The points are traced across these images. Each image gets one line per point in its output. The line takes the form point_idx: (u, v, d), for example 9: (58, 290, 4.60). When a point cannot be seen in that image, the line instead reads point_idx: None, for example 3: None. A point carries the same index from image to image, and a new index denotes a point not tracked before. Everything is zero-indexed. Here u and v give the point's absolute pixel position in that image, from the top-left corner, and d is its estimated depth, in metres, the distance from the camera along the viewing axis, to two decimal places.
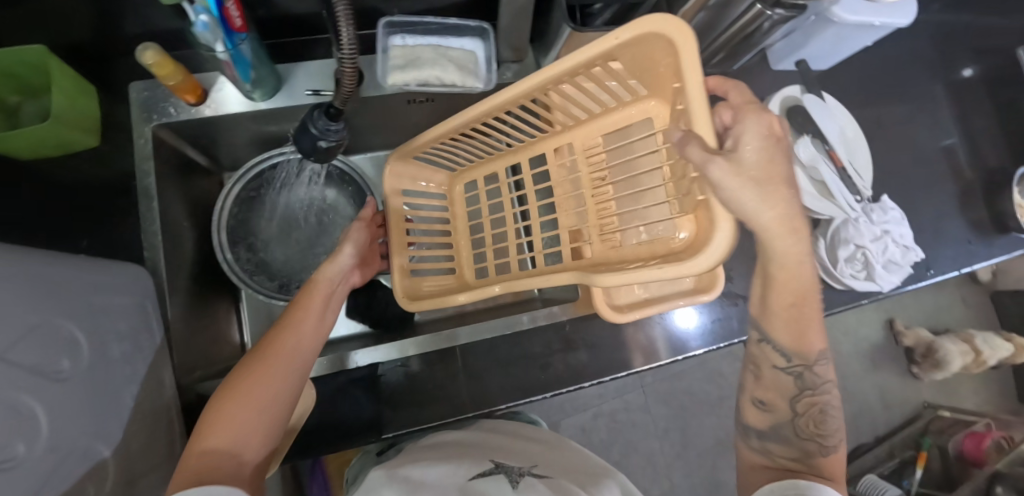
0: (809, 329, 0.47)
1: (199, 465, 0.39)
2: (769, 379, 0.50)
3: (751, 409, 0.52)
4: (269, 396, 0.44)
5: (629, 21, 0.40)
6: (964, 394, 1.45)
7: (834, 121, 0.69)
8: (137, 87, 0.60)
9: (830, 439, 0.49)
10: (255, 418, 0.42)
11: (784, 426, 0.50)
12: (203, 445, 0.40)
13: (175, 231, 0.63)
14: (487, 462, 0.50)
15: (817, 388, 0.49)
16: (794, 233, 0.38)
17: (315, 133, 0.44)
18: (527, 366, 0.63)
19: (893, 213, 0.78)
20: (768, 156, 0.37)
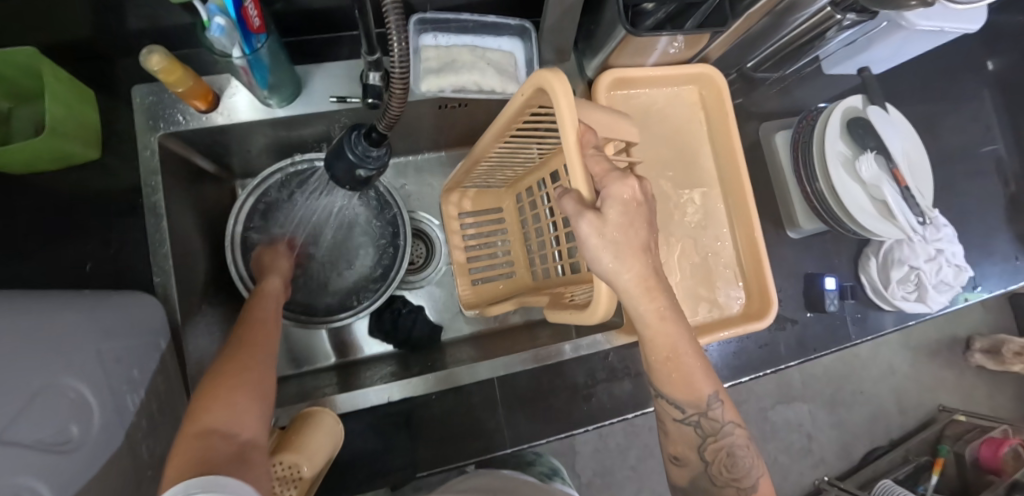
0: (695, 377, 0.36)
1: (197, 449, 0.34)
2: (673, 433, 0.38)
3: (670, 468, 0.40)
4: (256, 387, 0.41)
5: (529, 77, 0.38)
6: (979, 397, 1.44)
7: (897, 134, 0.65)
8: (141, 91, 0.54)
9: (746, 481, 0.37)
10: (248, 405, 0.39)
11: (700, 480, 0.38)
12: (200, 426, 0.36)
13: (187, 251, 0.58)
14: None
15: (720, 432, 0.37)
16: (651, 296, 0.34)
17: (353, 161, 0.37)
18: (569, 397, 0.59)
19: (945, 230, 0.71)
20: (632, 217, 0.33)
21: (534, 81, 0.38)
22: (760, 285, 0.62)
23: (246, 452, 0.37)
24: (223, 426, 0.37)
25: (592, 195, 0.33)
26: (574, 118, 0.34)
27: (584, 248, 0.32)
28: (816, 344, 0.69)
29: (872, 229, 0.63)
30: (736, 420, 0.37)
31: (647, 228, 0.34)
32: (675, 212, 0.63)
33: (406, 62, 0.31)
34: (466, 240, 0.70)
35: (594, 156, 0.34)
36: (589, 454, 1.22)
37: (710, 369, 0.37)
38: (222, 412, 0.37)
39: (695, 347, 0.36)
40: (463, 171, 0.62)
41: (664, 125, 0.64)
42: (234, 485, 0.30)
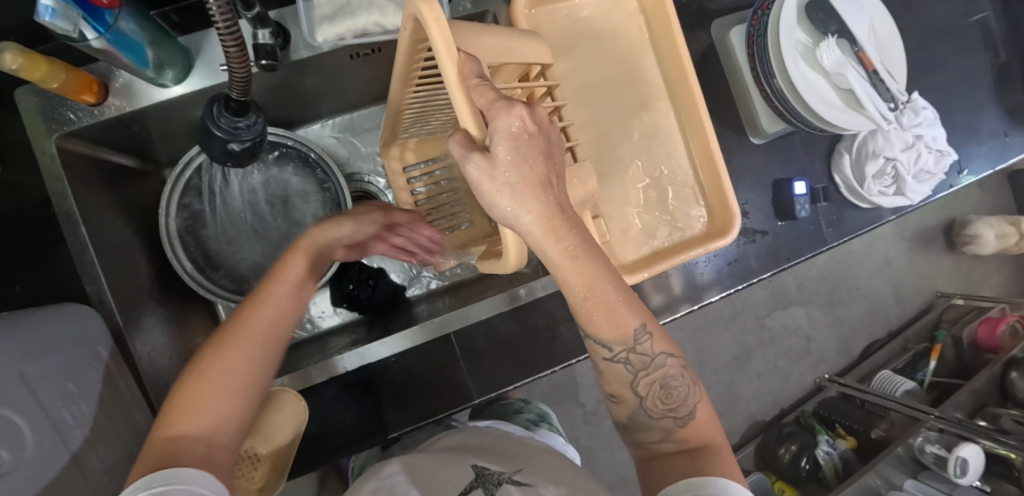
0: (618, 312, 0.35)
1: (164, 458, 0.32)
2: (606, 373, 0.38)
3: (611, 406, 0.40)
4: (240, 380, 0.37)
5: (402, 9, 0.34)
6: (978, 279, 1.43)
7: (861, 13, 0.59)
8: (24, 94, 0.49)
9: (683, 409, 0.37)
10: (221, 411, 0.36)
11: (637, 414, 0.38)
12: (168, 433, 0.33)
13: (123, 255, 0.56)
14: (469, 468, 0.44)
15: (651, 365, 0.37)
16: (557, 236, 0.31)
17: (222, 137, 0.34)
18: (532, 341, 0.58)
19: (926, 113, 0.67)
20: (527, 151, 0.29)
21: (409, 11, 0.33)
22: (720, 202, 0.58)
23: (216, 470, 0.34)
24: (189, 435, 0.34)
25: (480, 132, 0.29)
26: (451, 48, 0.29)
27: (477, 192, 0.29)
28: (788, 253, 0.66)
29: (838, 123, 0.58)
30: (668, 350, 0.37)
31: (543, 161, 0.30)
32: (625, 132, 0.59)
33: (230, 17, 0.27)
34: (416, 196, 0.67)
35: (479, 86, 0.29)
36: (591, 384, 1.25)
37: (636, 302, 0.36)
38: (202, 417, 0.35)
39: (614, 281, 0.34)
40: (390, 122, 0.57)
41: (600, 41, 0.58)
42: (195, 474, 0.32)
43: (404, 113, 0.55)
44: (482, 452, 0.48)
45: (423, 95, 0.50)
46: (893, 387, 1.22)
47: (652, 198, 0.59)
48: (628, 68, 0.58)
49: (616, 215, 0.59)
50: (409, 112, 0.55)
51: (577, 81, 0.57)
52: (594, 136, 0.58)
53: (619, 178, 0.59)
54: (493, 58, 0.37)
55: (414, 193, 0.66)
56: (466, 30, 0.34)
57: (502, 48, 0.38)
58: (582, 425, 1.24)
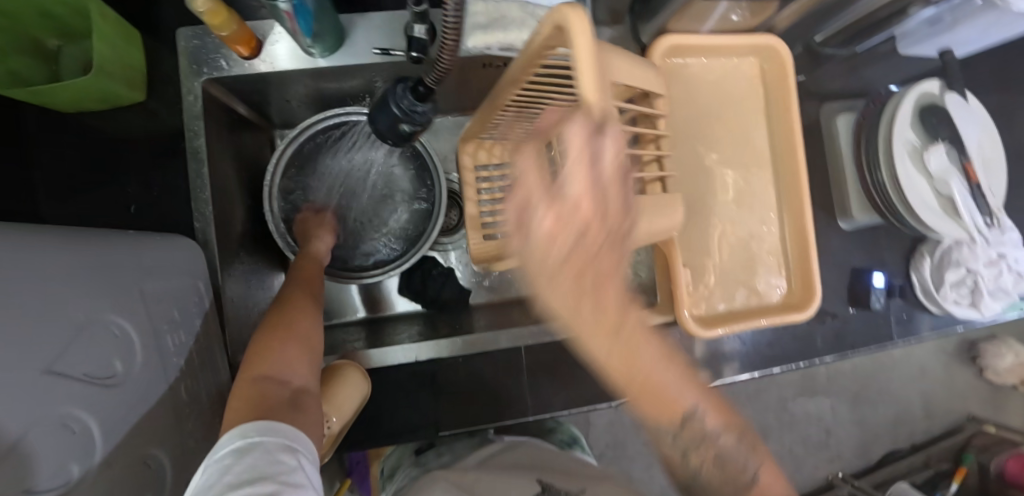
0: (670, 392, 0.35)
1: (252, 392, 0.40)
2: (654, 436, 0.38)
3: (665, 465, 0.41)
4: (304, 339, 0.46)
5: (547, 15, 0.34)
6: (1010, 410, 1.39)
7: (975, 126, 0.60)
8: (185, 34, 0.53)
9: (744, 477, 0.37)
10: (296, 361, 0.44)
11: (692, 478, 0.38)
12: (255, 375, 0.41)
13: (227, 201, 0.59)
14: (535, 482, 0.45)
15: (702, 441, 0.37)
16: (581, 311, 0.30)
17: (398, 116, 0.37)
18: (595, 370, 0.58)
19: (1012, 235, 0.66)
20: (562, 228, 0.28)
21: (551, 17, 0.34)
22: (805, 277, 0.59)
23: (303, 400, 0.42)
24: (275, 374, 0.42)
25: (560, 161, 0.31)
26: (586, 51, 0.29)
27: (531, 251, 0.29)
28: (855, 341, 0.66)
29: (934, 227, 0.59)
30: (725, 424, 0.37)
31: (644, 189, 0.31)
32: (724, 191, 0.60)
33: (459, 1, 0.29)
34: (481, 194, 0.67)
35: (597, 98, 0.29)
36: (603, 428, 1.23)
37: (693, 382, 0.36)
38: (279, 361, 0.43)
39: (660, 365, 0.34)
40: (479, 119, 0.59)
41: (716, 98, 0.60)
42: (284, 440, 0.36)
43: (501, 114, 0.56)
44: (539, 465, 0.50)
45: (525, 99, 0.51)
46: None
47: (739, 258, 0.60)
48: (737, 130, 0.60)
49: (696, 267, 0.59)
50: (504, 114, 0.57)
51: (686, 131, 0.59)
52: (691, 187, 0.59)
53: (710, 232, 0.60)
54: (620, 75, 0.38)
55: (479, 192, 0.67)
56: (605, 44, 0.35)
57: (629, 69, 0.39)
58: None
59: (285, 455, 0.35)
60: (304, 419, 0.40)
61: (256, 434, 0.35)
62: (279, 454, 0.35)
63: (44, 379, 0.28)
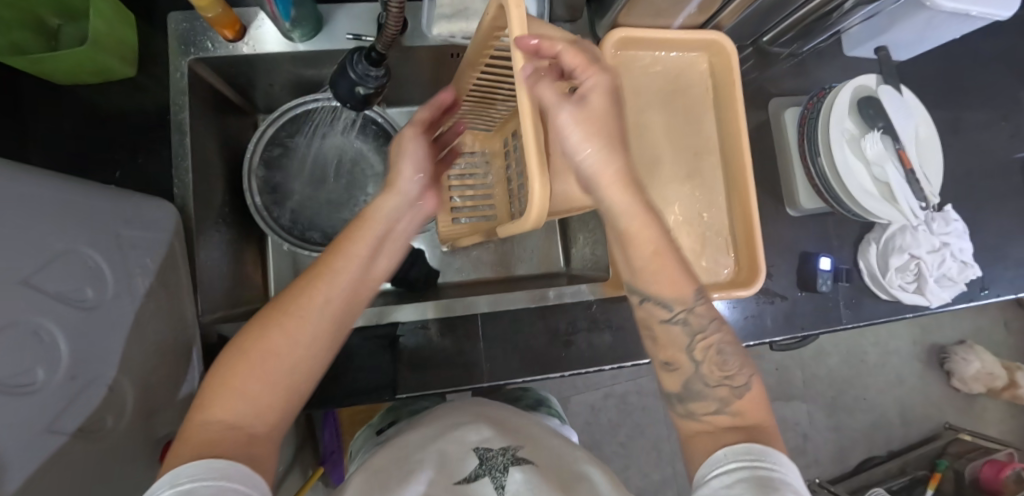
0: (677, 276, 0.44)
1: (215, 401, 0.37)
2: (663, 336, 0.46)
3: (663, 374, 0.46)
4: (283, 342, 0.40)
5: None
6: (987, 419, 1.40)
7: (909, 115, 0.64)
8: (176, 18, 0.58)
9: (738, 380, 0.44)
10: (246, 392, 0.38)
11: (693, 382, 0.44)
12: (208, 412, 0.37)
13: (207, 172, 0.62)
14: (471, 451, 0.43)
15: (706, 328, 0.45)
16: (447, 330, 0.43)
17: (354, 78, 0.41)
18: (549, 341, 0.61)
19: (955, 225, 0.72)
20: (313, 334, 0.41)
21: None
22: (749, 257, 0.62)
23: (251, 448, 0.36)
24: (223, 421, 0.36)
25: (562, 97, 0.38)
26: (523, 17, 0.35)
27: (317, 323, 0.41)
28: (804, 324, 0.69)
29: (871, 211, 0.62)
30: (718, 318, 0.45)
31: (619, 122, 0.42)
32: (672, 175, 0.64)
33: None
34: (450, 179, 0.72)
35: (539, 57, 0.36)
36: (580, 425, 1.30)
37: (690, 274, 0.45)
38: (246, 406, 0.38)
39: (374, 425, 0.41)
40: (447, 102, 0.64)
41: (666, 89, 0.65)
42: (236, 471, 0.33)
43: (464, 96, 0.61)
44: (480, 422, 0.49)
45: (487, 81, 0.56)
46: None
47: (685, 238, 0.64)
48: (686, 119, 0.65)
49: None
50: (468, 97, 0.62)
51: (637, 118, 0.64)
52: (642, 169, 0.64)
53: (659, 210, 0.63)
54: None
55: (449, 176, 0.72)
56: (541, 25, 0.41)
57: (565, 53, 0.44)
58: None
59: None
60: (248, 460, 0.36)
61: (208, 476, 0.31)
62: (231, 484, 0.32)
63: (17, 287, 0.32)
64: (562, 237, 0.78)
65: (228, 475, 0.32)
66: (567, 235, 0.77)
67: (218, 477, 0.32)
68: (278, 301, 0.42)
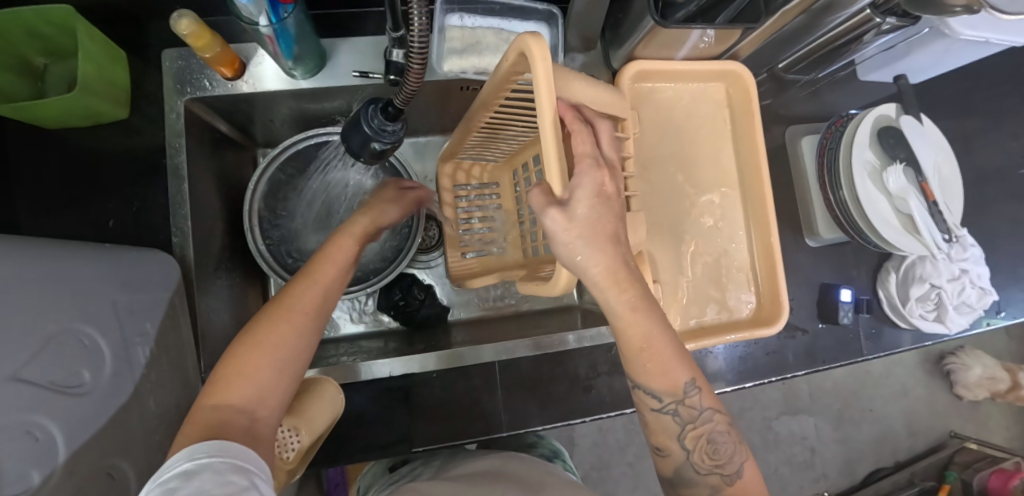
0: (670, 366, 0.40)
1: (211, 418, 0.34)
2: (653, 423, 0.43)
3: (656, 459, 0.45)
4: (281, 356, 0.38)
5: (512, 43, 0.37)
6: (993, 427, 1.41)
7: (929, 145, 0.62)
8: (170, 55, 0.55)
9: (730, 467, 0.42)
10: (261, 381, 0.37)
11: (684, 469, 0.42)
12: (215, 400, 0.35)
13: (206, 216, 0.59)
14: None
15: (698, 419, 0.42)
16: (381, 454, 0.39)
17: (368, 134, 0.38)
18: (568, 386, 0.59)
19: (973, 250, 0.70)
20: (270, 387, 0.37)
21: (517, 45, 0.36)
22: (772, 295, 0.61)
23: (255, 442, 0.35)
24: (235, 404, 0.35)
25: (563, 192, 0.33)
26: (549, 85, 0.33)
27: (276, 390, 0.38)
28: (825, 357, 0.68)
29: (894, 243, 0.60)
30: (714, 406, 0.42)
31: (614, 220, 0.36)
32: (693, 212, 0.62)
33: (425, 39, 0.32)
34: (460, 214, 0.69)
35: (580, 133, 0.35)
36: (588, 447, 1.28)
37: (687, 359, 0.41)
38: (249, 389, 0.36)
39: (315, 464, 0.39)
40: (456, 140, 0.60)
41: (683, 121, 0.63)
42: (240, 449, 0.32)
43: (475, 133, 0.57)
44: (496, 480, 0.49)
45: (502, 119, 0.53)
46: None
47: (709, 277, 0.62)
48: (704, 153, 0.63)
49: (670, 284, 0.61)
50: (478, 135, 0.58)
51: (653, 153, 0.62)
52: (660, 207, 0.61)
53: (680, 247, 0.61)
54: (582, 104, 0.40)
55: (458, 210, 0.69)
56: (564, 74, 0.38)
57: (590, 96, 0.42)
58: None
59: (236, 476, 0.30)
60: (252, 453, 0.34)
61: (206, 455, 0.31)
62: (233, 475, 0.30)
63: (9, 385, 0.29)
64: None
65: (230, 453, 0.31)
66: None
67: (220, 455, 0.31)
68: (273, 304, 0.40)
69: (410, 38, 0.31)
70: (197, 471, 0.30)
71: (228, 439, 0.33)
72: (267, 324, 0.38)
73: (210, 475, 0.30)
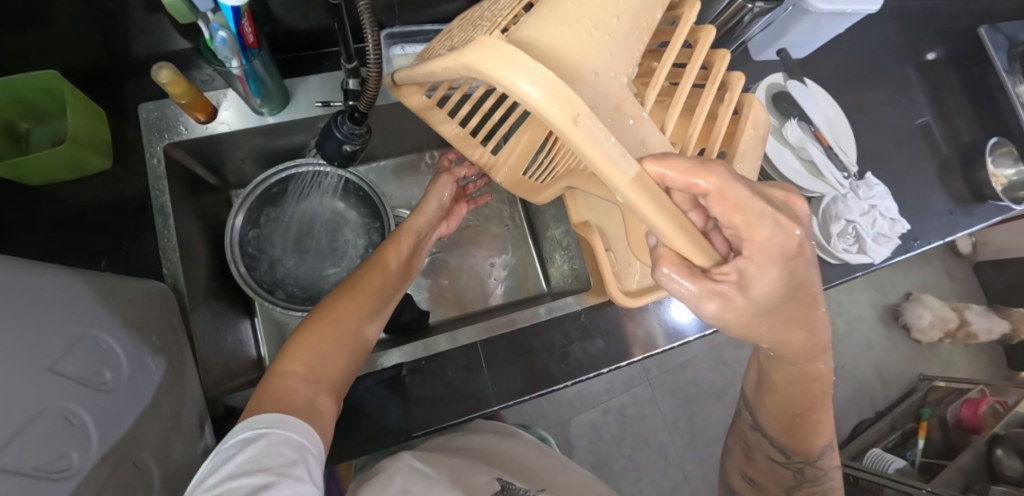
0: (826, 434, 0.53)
1: (279, 385, 0.44)
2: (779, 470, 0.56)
3: (747, 484, 0.60)
4: (342, 336, 0.50)
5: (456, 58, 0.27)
6: (955, 363, 1.51)
7: (817, 103, 0.73)
8: (147, 107, 0.61)
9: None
10: (327, 351, 0.49)
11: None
12: (282, 368, 0.46)
13: (193, 249, 0.64)
14: (499, 483, 0.55)
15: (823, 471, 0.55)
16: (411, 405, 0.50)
17: (340, 138, 0.45)
18: (548, 355, 0.64)
19: (877, 189, 0.82)
20: (336, 359, 0.49)
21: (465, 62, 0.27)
22: None
23: (318, 398, 0.45)
24: (305, 374, 0.46)
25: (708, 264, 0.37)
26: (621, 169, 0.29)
27: (338, 359, 0.49)
28: None
29: (803, 186, 0.70)
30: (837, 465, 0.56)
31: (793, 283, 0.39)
32: None
33: (378, 53, 0.40)
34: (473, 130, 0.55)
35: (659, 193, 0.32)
36: (586, 446, 1.31)
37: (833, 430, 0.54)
38: (311, 360, 0.47)
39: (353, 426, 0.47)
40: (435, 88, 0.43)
41: None
42: (293, 425, 0.39)
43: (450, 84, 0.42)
44: (500, 468, 0.60)
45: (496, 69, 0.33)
46: (885, 465, 1.27)
47: None
48: None
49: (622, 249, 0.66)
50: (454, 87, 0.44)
51: None
52: None
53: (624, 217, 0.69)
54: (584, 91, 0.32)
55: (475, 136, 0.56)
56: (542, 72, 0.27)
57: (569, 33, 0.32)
58: None
59: (290, 448, 0.37)
60: (317, 419, 0.43)
61: (263, 426, 0.38)
62: (284, 447, 0.37)
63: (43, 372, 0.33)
64: (540, 260, 0.84)
65: (285, 425, 0.38)
66: (544, 258, 0.83)
67: (278, 427, 0.38)
68: (347, 286, 0.55)
69: (366, 53, 0.40)
70: (256, 438, 0.36)
71: (291, 413, 0.41)
72: (342, 303, 0.53)
73: (266, 442, 0.36)
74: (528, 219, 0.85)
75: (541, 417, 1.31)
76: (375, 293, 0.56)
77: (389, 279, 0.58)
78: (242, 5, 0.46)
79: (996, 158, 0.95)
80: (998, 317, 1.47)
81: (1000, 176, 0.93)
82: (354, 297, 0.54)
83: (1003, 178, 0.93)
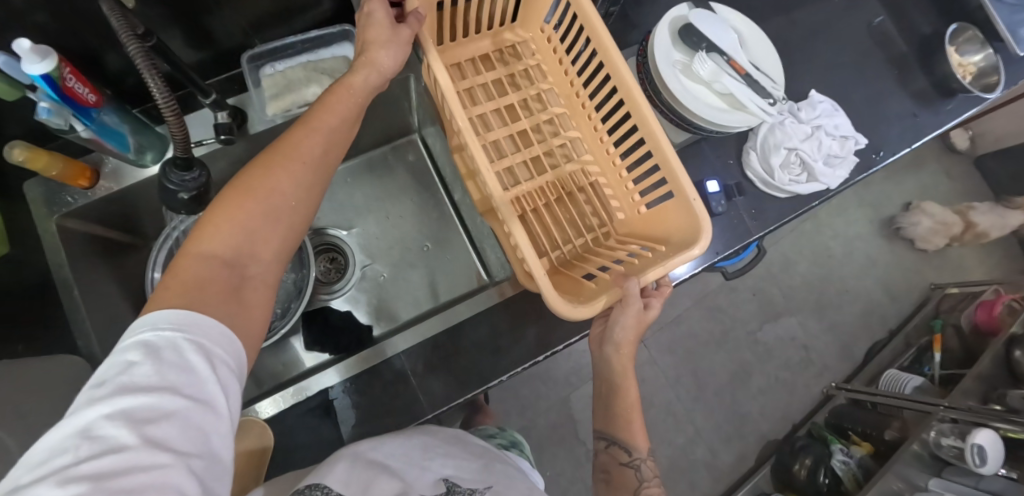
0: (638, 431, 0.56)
1: (192, 271, 0.33)
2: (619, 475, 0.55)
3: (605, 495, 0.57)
4: (273, 209, 0.38)
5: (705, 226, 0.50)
6: (968, 266, 1.43)
7: (727, 30, 0.67)
8: (31, 186, 0.60)
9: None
10: (257, 230, 0.37)
11: None
12: (196, 248, 0.34)
13: (113, 312, 0.65)
14: (443, 482, 0.46)
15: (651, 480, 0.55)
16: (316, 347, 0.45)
17: (172, 188, 0.44)
18: (479, 353, 0.63)
19: (821, 106, 0.76)
20: (264, 237, 0.38)
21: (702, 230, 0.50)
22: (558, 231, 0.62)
23: (242, 288, 0.35)
24: (223, 256, 0.35)
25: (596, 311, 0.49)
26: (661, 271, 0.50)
27: (263, 241, 0.38)
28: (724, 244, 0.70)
29: (725, 123, 0.65)
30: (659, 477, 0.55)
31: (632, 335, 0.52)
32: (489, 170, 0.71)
33: (169, 97, 0.38)
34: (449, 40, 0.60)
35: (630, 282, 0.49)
36: (591, 418, 1.31)
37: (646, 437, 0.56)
38: (231, 239, 0.36)
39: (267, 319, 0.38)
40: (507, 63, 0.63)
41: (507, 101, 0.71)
42: (210, 327, 0.31)
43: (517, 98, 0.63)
44: (456, 459, 0.51)
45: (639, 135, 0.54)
46: (901, 386, 1.20)
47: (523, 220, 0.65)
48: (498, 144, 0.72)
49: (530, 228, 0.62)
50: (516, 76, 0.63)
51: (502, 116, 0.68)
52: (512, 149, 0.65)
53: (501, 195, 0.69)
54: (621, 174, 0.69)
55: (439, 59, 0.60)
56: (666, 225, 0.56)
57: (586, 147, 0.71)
58: (587, 462, 1.29)
59: (200, 358, 0.29)
60: (240, 310, 0.34)
61: (172, 326, 0.29)
62: (194, 355, 0.29)
63: None
64: (475, 249, 0.83)
65: (194, 329, 0.30)
66: (478, 248, 0.81)
67: (187, 330, 0.30)
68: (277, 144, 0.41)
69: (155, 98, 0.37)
70: (159, 344, 0.28)
71: (206, 307, 0.32)
72: (272, 168, 0.39)
73: (172, 350, 0.28)
74: (455, 210, 0.85)
75: (543, 398, 1.31)
76: (314, 154, 0.42)
77: (333, 149, 0.44)
78: (54, 71, 0.44)
79: (961, 46, 0.87)
80: (1007, 210, 1.37)
81: (968, 65, 0.85)
82: (289, 160, 0.40)
83: (972, 67, 0.86)
